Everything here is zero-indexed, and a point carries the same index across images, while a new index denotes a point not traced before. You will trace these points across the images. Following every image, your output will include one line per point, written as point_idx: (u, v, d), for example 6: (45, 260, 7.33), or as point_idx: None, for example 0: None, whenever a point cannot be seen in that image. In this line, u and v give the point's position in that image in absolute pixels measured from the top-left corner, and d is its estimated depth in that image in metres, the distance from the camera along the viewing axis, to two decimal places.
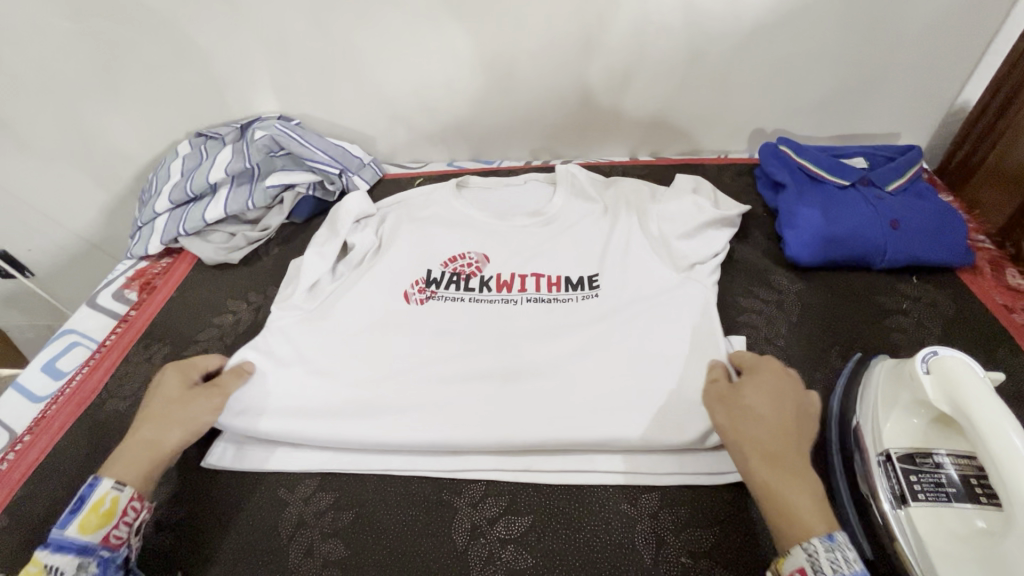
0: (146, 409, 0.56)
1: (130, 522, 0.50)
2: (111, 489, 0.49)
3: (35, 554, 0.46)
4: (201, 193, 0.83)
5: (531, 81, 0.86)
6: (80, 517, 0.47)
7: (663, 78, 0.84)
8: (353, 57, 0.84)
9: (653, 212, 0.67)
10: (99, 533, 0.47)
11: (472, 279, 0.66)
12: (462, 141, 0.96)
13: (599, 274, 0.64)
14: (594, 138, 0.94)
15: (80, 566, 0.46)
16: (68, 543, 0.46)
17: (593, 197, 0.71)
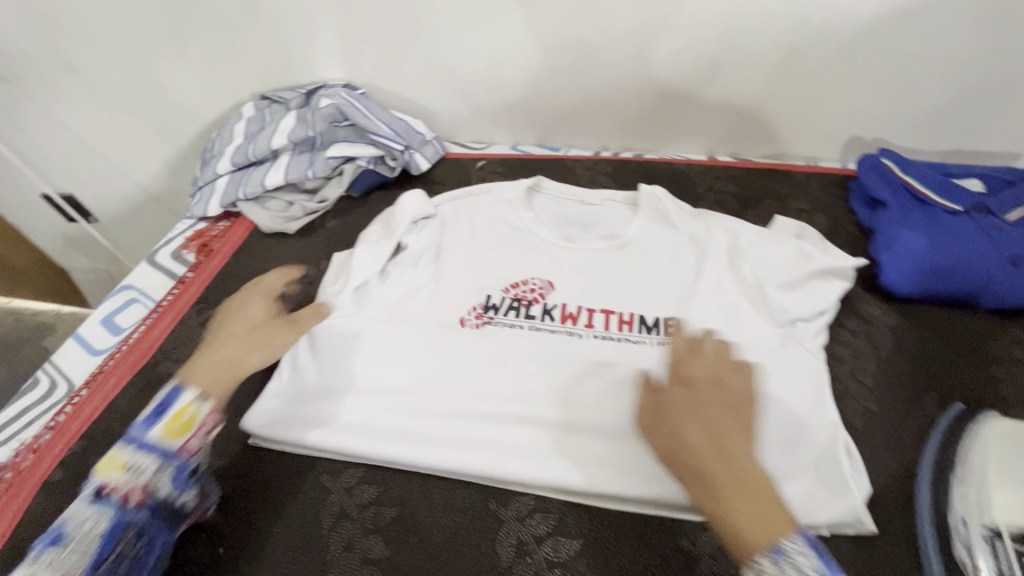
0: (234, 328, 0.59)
1: (207, 434, 0.51)
2: (195, 400, 0.51)
3: (115, 449, 0.48)
4: (262, 158, 0.82)
5: (611, 65, 0.80)
6: (162, 423, 0.49)
7: (757, 71, 0.77)
8: (422, 25, 0.80)
9: (746, 250, 0.67)
10: (180, 441, 0.49)
11: (533, 306, 0.67)
12: (528, 124, 0.91)
13: (678, 318, 0.64)
14: (670, 132, 0.87)
15: (159, 468, 0.48)
16: (150, 444, 0.48)
17: (678, 226, 0.72)
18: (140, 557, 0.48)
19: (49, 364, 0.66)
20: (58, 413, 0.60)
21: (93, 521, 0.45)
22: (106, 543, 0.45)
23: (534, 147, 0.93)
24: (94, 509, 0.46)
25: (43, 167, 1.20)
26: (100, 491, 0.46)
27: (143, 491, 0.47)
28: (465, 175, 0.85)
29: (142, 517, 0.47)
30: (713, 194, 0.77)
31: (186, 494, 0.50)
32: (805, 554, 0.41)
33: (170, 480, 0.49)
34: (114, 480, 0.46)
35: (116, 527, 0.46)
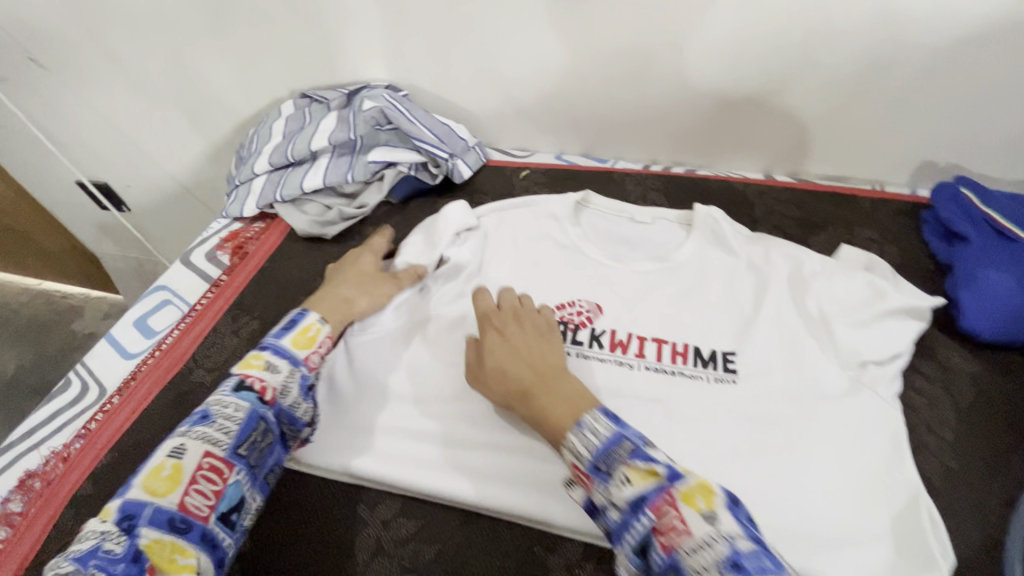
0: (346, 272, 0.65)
1: (325, 354, 0.57)
2: (316, 322, 0.57)
3: (255, 351, 0.53)
4: (301, 159, 0.79)
5: (669, 76, 0.76)
6: (292, 334, 0.55)
7: (826, 88, 0.72)
8: (472, 27, 0.77)
9: (811, 282, 0.63)
10: (304, 352, 0.55)
11: (580, 330, 0.63)
12: (575, 134, 0.88)
13: (735, 351, 0.60)
14: (725, 148, 0.83)
15: (290, 372, 0.53)
16: (283, 350, 0.54)
17: (735, 250, 0.67)
18: (265, 456, 0.49)
19: (80, 366, 0.64)
20: (90, 420, 0.58)
21: (233, 409, 0.48)
22: (244, 428, 0.48)
23: (580, 158, 0.90)
24: (237, 396, 0.49)
25: (78, 154, 1.19)
26: (242, 383, 0.50)
27: (276, 390, 0.51)
28: (508, 185, 0.82)
29: (272, 414, 0.50)
30: (772, 217, 0.73)
31: (307, 407, 0.53)
32: (602, 422, 0.44)
33: (297, 388, 0.53)
34: (255, 374, 0.51)
35: (254, 416, 0.48)
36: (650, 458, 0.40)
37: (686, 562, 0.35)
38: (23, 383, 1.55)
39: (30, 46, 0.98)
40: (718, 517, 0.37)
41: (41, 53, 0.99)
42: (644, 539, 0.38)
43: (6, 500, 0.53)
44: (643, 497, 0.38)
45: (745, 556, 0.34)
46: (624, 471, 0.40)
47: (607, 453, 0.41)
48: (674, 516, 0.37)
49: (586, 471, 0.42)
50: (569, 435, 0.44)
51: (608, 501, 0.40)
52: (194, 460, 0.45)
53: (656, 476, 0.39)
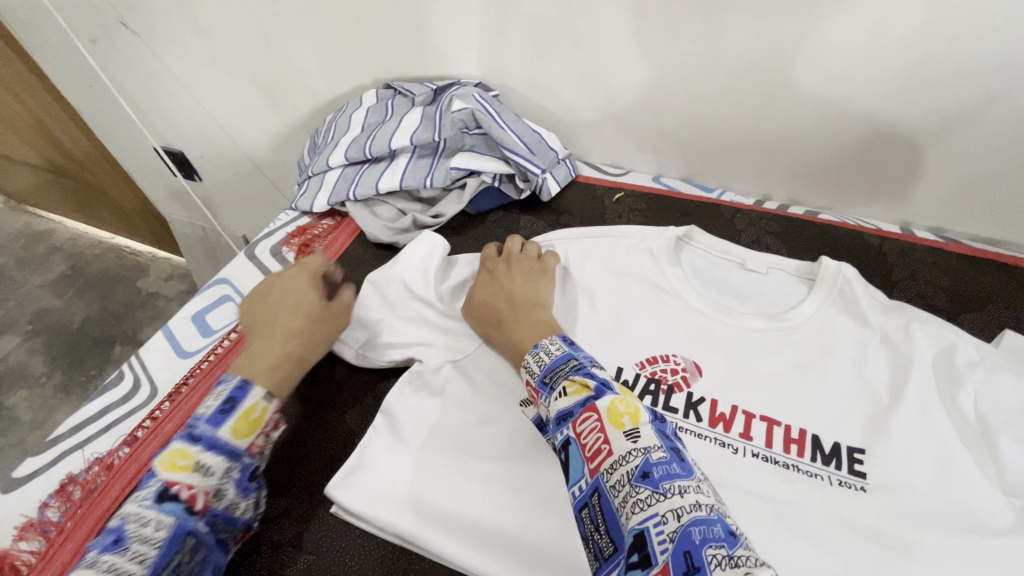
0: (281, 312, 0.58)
1: (268, 435, 0.50)
2: (263, 399, 0.50)
3: (182, 447, 0.45)
4: (378, 157, 0.74)
5: (806, 105, 0.65)
6: (232, 421, 0.48)
7: (1007, 138, 0.59)
8: (585, 29, 0.68)
9: (973, 374, 0.50)
10: (248, 439, 0.48)
11: (672, 393, 0.55)
12: (679, 156, 0.78)
13: (864, 449, 0.49)
14: (857, 192, 0.71)
15: (225, 469, 0.46)
16: (221, 444, 0.46)
17: (868, 319, 0.55)
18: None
19: (136, 360, 0.62)
20: (138, 427, 0.55)
21: (152, 527, 0.42)
22: (166, 551, 0.41)
23: (681, 183, 0.80)
24: (159, 513, 0.42)
25: (158, 121, 1.19)
26: (164, 492, 0.43)
27: (207, 496, 0.45)
28: (600, 207, 0.73)
29: (203, 524, 0.44)
30: (913, 283, 0.62)
31: (243, 504, 0.48)
32: (557, 345, 0.50)
33: (234, 484, 0.47)
34: (180, 480, 0.44)
35: (179, 534, 0.42)
36: (587, 374, 0.45)
37: (606, 477, 0.39)
38: (88, 334, 1.60)
39: (121, 11, 0.96)
40: (640, 432, 0.40)
41: (132, 19, 0.97)
42: (567, 446, 0.42)
43: (45, 505, 0.50)
44: (569, 413, 0.43)
45: (655, 466, 0.37)
46: (562, 386, 0.45)
47: (555, 368, 0.47)
48: (595, 428, 0.41)
49: (536, 386, 0.48)
50: (527, 356, 0.51)
51: (547, 412, 0.46)
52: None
53: (586, 389, 0.44)
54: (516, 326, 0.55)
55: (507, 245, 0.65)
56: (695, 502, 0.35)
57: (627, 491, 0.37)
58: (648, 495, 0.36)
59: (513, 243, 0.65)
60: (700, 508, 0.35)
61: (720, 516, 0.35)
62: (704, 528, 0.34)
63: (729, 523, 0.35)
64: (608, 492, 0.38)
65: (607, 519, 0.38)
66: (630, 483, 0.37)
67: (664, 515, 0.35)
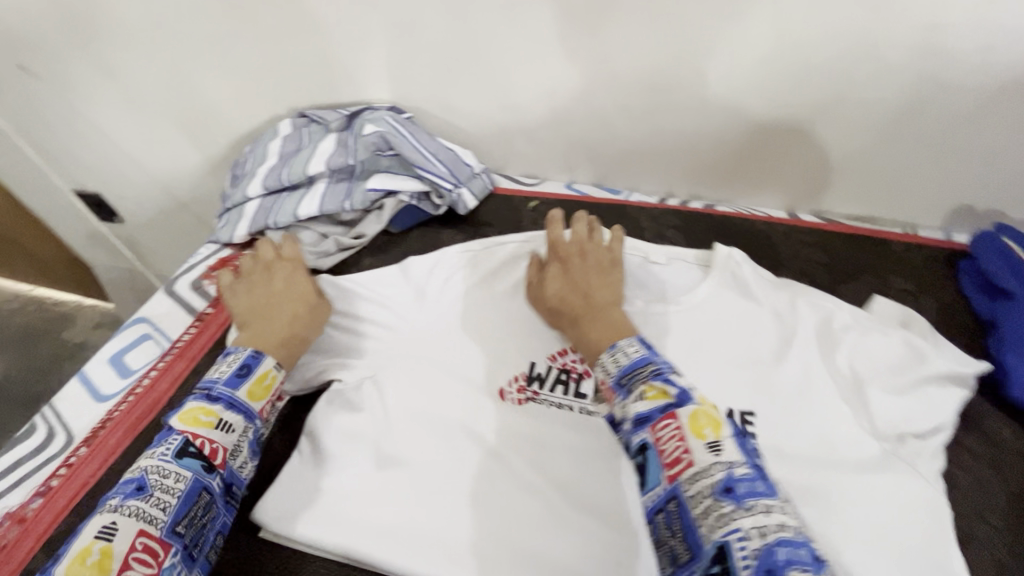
0: (279, 291, 0.63)
1: (274, 404, 0.58)
2: (273, 369, 0.57)
3: (206, 405, 0.51)
4: (296, 184, 0.76)
5: (689, 108, 0.71)
6: (247, 384, 0.55)
7: (859, 125, 0.67)
8: (485, 51, 0.72)
9: (846, 335, 0.56)
10: (261, 402, 0.55)
11: (584, 381, 0.58)
12: (587, 163, 0.83)
13: (754, 412, 0.54)
14: (747, 184, 0.78)
15: (243, 428, 0.53)
16: (238, 405, 0.53)
17: (757, 296, 0.60)
18: (205, 531, 0.48)
19: (48, 409, 0.60)
20: (52, 476, 0.54)
21: (173, 479, 0.47)
22: (185, 502, 0.47)
23: (592, 187, 0.85)
24: (179, 465, 0.47)
25: (70, 164, 1.15)
26: (187, 447, 0.49)
27: (225, 453, 0.51)
28: (516, 216, 0.77)
29: (215, 483, 0.49)
30: (798, 262, 0.68)
31: (250, 466, 0.54)
32: (635, 347, 0.49)
33: (246, 445, 0.54)
34: (205, 434, 0.50)
35: (196, 487, 0.48)
36: (667, 379, 0.45)
37: (686, 487, 0.39)
38: (9, 395, 1.50)
39: (19, 53, 0.93)
40: (722, 445, 0.40)
41: (32, 62, 0.94)
42: (643, 450, 0.42)
43: None
44: (648, 417, 0.43)
45: (739, 482, 0.38)
46: (641, 389, 0.45)
47: (632, 371, 0.46)
48: (676, 437, 0.41)
49: (610, 387, 0.47)
50: (603, 355, 0.50)
51: (621, 413, 0.45)
52: (126, 540, 0.43)
53: (666, 396, 0.43)
54: (598, 328, 0.53)
55: (575, 228, 0.63)
56: (780, 522, 0.36)
57: (711, 506, 0.37)
58: (732, 510, 0.37)
59: (581, 227, 0.63)
60: (785, 528, 0.36)
61: (805, 539, 0.35)
62: (789, 549, 0.34)
63: (813, 547, 0.35)
64: (688, 502, 0.39)
65: (683, 528, 0.39)
66: (713, 496, 0.38)
67: (750, 534, 0.35)
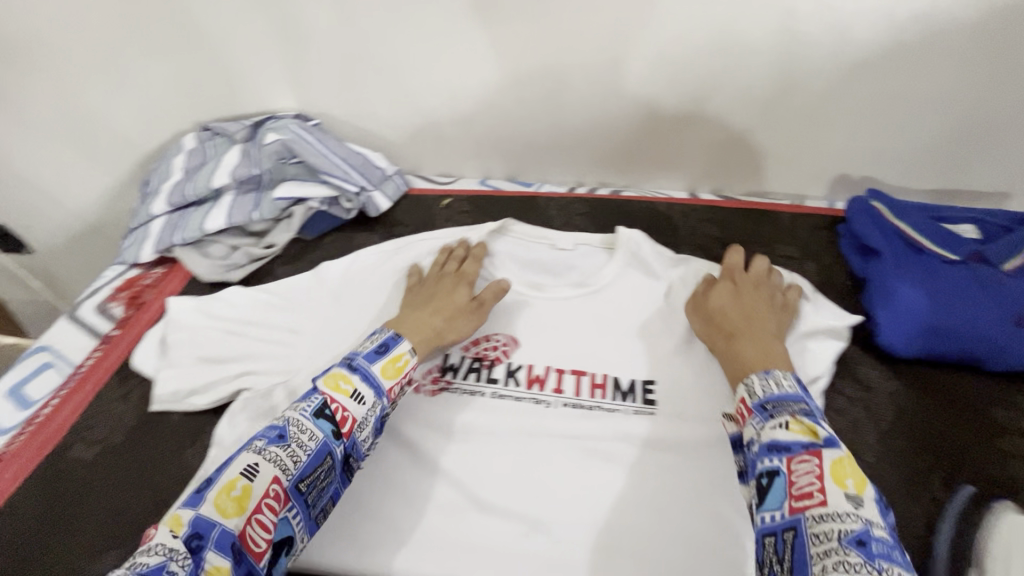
0: (432, 288, 0.63)
1: (404, 389, 0.55)
2: (407, 352, 0.55)
3: (343, 372, 0.51)
4: (202, 199, 0.75)
5: (584, 99, 0.74)
6: (382, 362, 0.53)
7: (739, 106, 0.71)
8: (381, 54, 0.74)
9: None
10: (391, 380, 0.53)
11: (496, 366, 0.61)
12: (497, 158, 0.85)
13: (654, 379, 0.58)
14: (648, 168, 0.82)
15: (373, 402, 0.51)
16: (372, 377, 0.52)
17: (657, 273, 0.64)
18: (322, 493, 0.48)
19: None
20: None
21: (308, 437, 0.47)
22: (313, 461, 0.47)
23: (505, 182, 0.87)
24: (315, 424, 0.48)
25: None
26: (323, 408, 0.49)
27: (353, 424, 0.49)
28: (429, 215, 0.78)
29: (340, 451, 0.48)
30: (695, 238, 0.72)
31: (372, 441, 0.52)
32: (790, 380, 0.48)
33: (374, 422, 0.51)
34: (340, 400, 0.50)
35: (323, 451, 0.47)
36: (816, 420, 0.44)
37: (809, 521, 0.38)
38: None
39: None
40: (864, 502, 0.39)
41: None
42: (771, 474, 0.41)
43: None
44: (786, 448, 0.42)
45: (877, 542, 0.36)
46: (786, 418, 0.44)
47: (782, 401, 0.45)
48: (812, 474, 0.40)
49: (750, 406, 0.47)
50: (753, 376, 0.49)
51: (756, 433, 0.44)
52: (262, 485, 0.44)
53: (814, 436, 0.42)
54: (757, 354, 0.52)
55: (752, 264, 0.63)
56: None
57: (835, 550, 0.36)
58: (860, 563, 0.35)
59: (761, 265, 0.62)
60: None
61: None
62: None
63: None
64: (808, 536, 0.38)
65: (795, 557, 0.38)
66: (841, 542, 0.36)
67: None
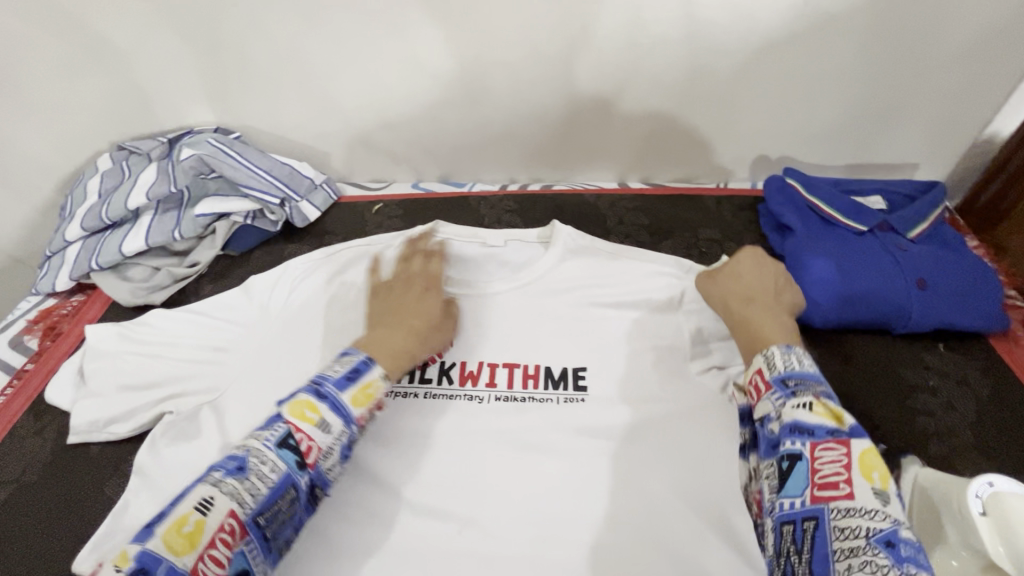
0: (406, 304, 0.59)
1: (375, 415, 0.51)
2: (378, 378, 0.51)
3: (311, 400, 0.47)
4: (119, 221, 0.72)
5: (505, 96, 0.75)
6: (353, 390, 0.49)
7: (656, 94, 0.73)
8: (294, 62, 0.73)
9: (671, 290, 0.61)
10: (361, 409, 0.49)
11: (429, 367, 0.60)
12: (428, 160, 0.84)
13: (585, 367, 0.59)
14: (578, 161, 0.83)
15: (341, 431, 0.47)
16: (341, 406, 0.48)
17: (588, 264, 0.64)
18: (285, 525, 0.45)
19: None
20: None
21: (269, 467, 0.44)
22: (273, 493, 0.44)
23: (438, 184, 0.87)
24: (276, 454, 0.45)
25: None
26: (287, 438, 0.45)
27: (318, 453, 0.46)
28: (360, 222, 0.77)
29: (305, 482, 0.46)
30: (624, 227, 0.74)
31: (340, 470, 0.48)
32: (809, 359, 0.46)
33: (340, 451, 0.48)
34: (305, 430, 0.46)
35: (286, 482, 0.45)
36: (837, 405, 0.43)
37: (833, 514, 0.38)
38: None
39: None
40: (890, 497, 0.38)
41: None
42: (793, 459, 0.41)
43: None
44: (810, 432, 0.41)
45: (904, 542, 0.36)
46: (809, 399, 0.42)
47: (802, 379, 0.44)
48: (838, 464, 0.39)
49: (768, 381, 0.45)
50: (773, 347, 0.47)
51: (776, 411, 0.43)
52: (216, 520, 0.41)
53: (838, 421, 0.41)
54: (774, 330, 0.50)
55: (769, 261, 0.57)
56: None
57: (863, 550, 0.36)
58: (889, 566, 0.34)
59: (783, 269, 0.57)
60: None
61: None
62: None
63: None
64: (831, 530, 0.37)
65: (816, 553, 0.37)
66: (869, 540, 0.36)
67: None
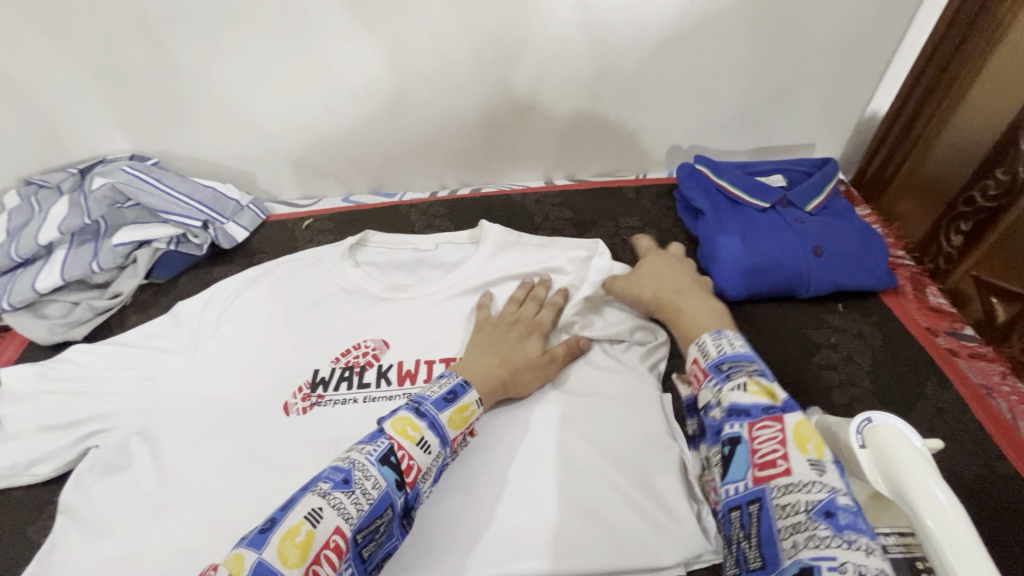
0: (498, 333, 0.58)
1: (466, 439, 0.50)
2: (474, 401, 0.50)
3: (411, 417, 0.45)
4: (32, 257, 0.69)
5: (424, 104, 0.76)
6: (450, 411, 0.48)
7: (569, 93, 0.76)
8: (206, 84, 0.72)
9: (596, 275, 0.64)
10: (456, 431, 0.48)
11: (367, 372, 0.60)
12: (355, 172, 0.85)
13: None
14: (503, 163, 0.85)
15: (438, 453, 0.46)
16: (439, 426, 0.46)
17: (517, 258, 0.67)
18: (379, 546, 0.42)
19: None
20: None
21: (372, 483, 0.41)
22: (373, 511, 0.40)
23: (369, 196, 0.87)
24: (379, 470, 0.42)
25: None
26: (388, 454, 0.43)
27: (418, 473, 0.44)
28: (291, 238, 0.77)
29: (401, 502, 0.42)
30: (550, 222, 0.77)
31: (429, 494, 0.46)
32: (740, 341, 0.44)
33: (434, 473, 0.46)
34: (406, 447, 0.44)
35: (385, 501, 0.41)
36: (772, 380, 0.40)
37: (773, 493, 0.35)
38: None
39: None
40: (827, 466, 0.35)
41: None
42: (732, 443, 0.38)
43: None
44: (746, 412, 0.38)
45: (842, 509, 0.33)
46: (743, 379, 0.39)
47: (734, 361, 0.41)
48: (775, 441, 0.37)
49: (705, 369, 0.42)
50: (702, 337, 0.45)
51: (715, 397, 0.40)
52: (324, 534, 0.38)
53: (772, 396, 0.38)
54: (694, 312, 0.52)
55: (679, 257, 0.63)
56: (880, 569, 0.30)
57: (803, 524, 0.33)
58: (827, 536, 0.32)
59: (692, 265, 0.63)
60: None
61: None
62: None
63: None
64: (773, 509, 0.35)
65: (763, 535, 0.35)
66: (809, 515, 0.33)
67: (845, 567, 0.30)
